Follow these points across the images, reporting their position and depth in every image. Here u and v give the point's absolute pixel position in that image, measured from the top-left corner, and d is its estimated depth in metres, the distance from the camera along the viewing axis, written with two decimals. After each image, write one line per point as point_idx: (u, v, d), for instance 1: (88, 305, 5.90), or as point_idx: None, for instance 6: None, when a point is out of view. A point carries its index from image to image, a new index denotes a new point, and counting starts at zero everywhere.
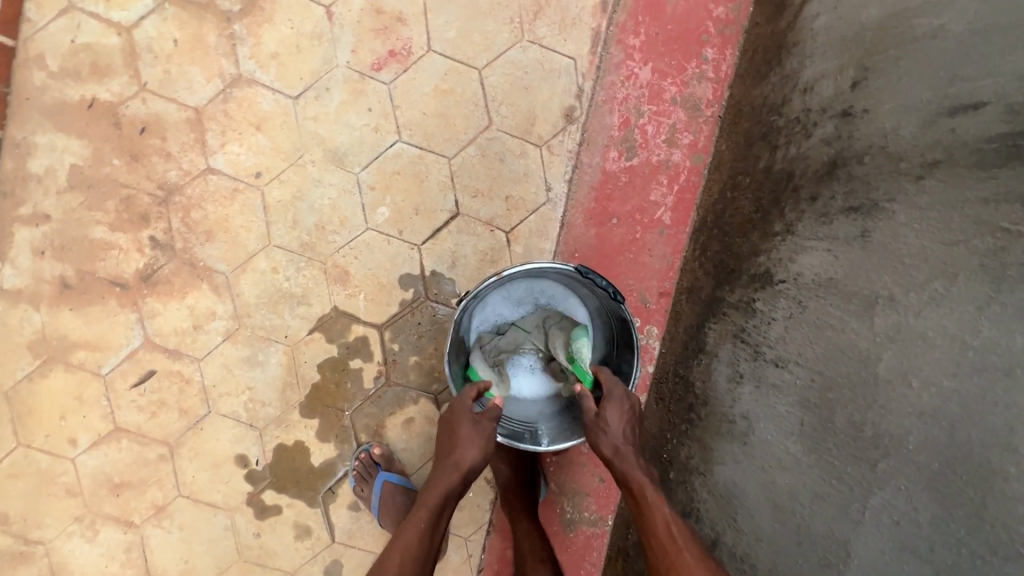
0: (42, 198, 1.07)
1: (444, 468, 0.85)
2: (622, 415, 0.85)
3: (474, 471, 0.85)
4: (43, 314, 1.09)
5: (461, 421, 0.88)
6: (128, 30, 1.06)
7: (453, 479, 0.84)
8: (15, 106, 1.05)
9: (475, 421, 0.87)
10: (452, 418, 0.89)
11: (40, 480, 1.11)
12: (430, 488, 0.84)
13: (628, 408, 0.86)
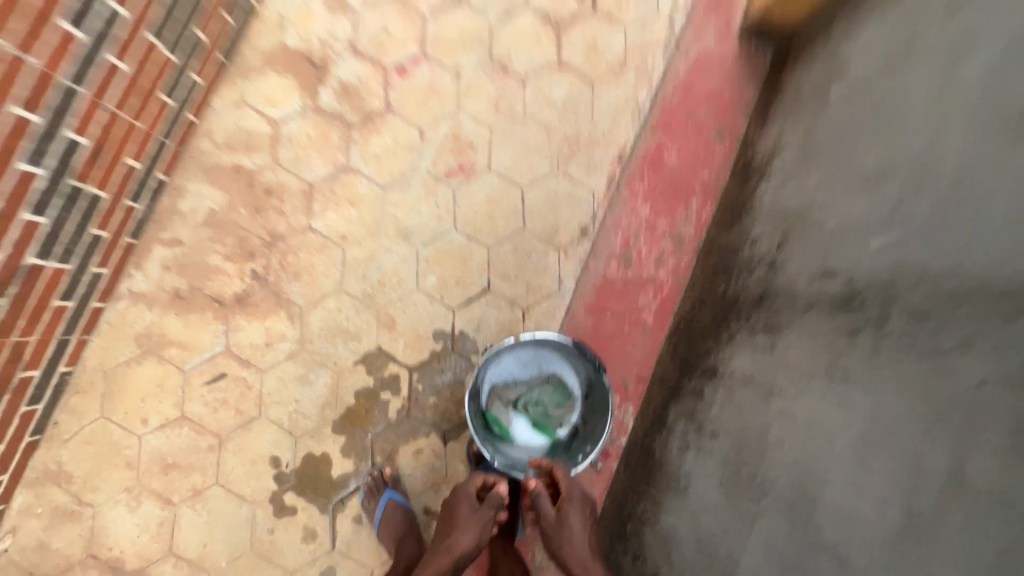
0: (181, 229, 1.41)
1: (439, 551, 1.14)
2: (579, 518, 1.13)
3: (464, 556, 1.13)
4: (154, 314, 1.38)
5: (462, 507, 1.18)
6: (277, 122, 1.46)
7: (444, 562, 1.12)
8: (182, 160, 1.43)
9: (472, 509, 1.17)
10: (456, 504, 1.19)
11: (108, 449, 1.34)
12: (426, 566, 1.14)
13: (583, 511, 1.14)
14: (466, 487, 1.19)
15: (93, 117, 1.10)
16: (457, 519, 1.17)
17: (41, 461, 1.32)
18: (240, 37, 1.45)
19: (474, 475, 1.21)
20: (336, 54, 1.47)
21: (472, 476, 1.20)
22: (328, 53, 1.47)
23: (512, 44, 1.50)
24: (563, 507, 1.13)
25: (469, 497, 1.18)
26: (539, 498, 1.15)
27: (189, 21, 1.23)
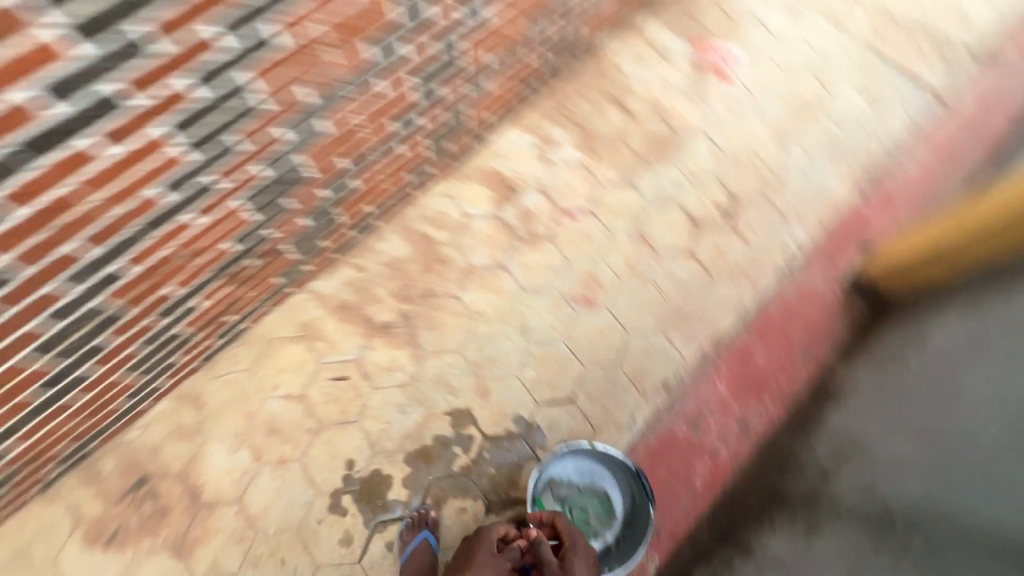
0: (369, 260, 1.81)
1: None
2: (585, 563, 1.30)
3: None
4: (321, 311, 1.75)
5: (483, 549, 1.33)
6: (469, 214, 1.89)
7: None
8: (395, 213, 1.84)
9: (489, 554, 1.32)
10: (474, 551, 1.33)
11: (239, 397, 1.66)
12: None
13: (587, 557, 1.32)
14: (488, 533, 1.36)
15: (370, 177, 1.59)
16: (478, 559, 1.31)
17: (191, 384, 1.66)
18: (472, 150, 1.93)
19: (495, 525, 1.38)
20: (530, 185, 1.93)
21: (495, 524, 1.38)
22: (524, 183, 1.93)
23: (659, 225, 1.90)
24: (569, 555, 1.30)
25: (491, 538, 1.35)
26: (540, 545, 1.31)
27: (449, 136, 1.75)
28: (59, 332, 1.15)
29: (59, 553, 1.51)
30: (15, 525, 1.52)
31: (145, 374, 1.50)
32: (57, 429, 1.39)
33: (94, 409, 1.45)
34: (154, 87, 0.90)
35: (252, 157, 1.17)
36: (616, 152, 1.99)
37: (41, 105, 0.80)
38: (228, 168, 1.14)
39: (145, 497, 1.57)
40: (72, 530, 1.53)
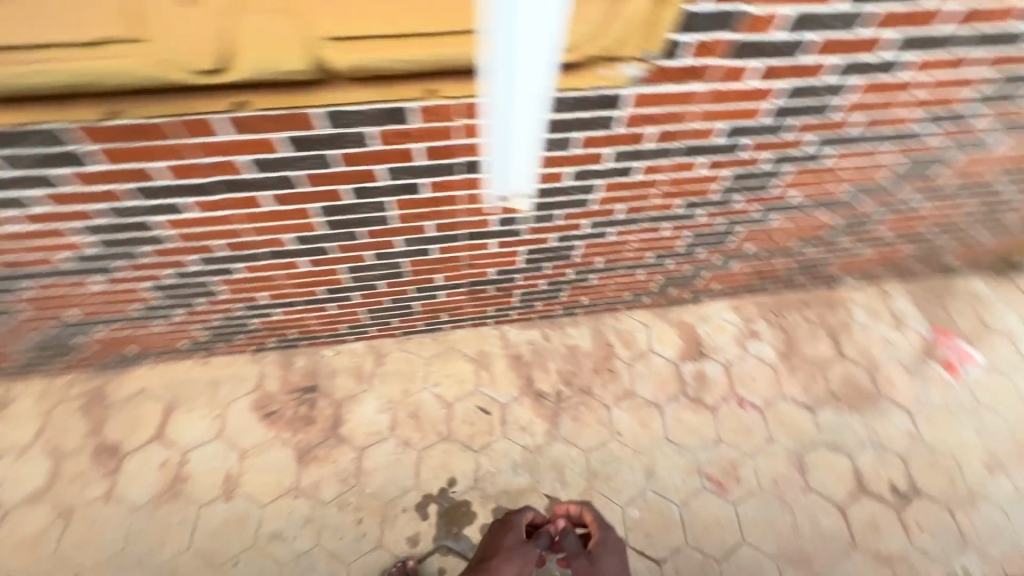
0: (556, 335, 2.06)
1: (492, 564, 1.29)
2: (615, 554, 1.34)
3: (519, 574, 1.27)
4: (500, 350, 2.02)
5: (513, 532, 1.38)
6: (653, 349, 2.07)
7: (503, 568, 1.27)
8: (596, 313, 2.10)
9: (516, 541, 1.35)
10: (501, 540, 1.37)
11: (408, 374, 1.96)
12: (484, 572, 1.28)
13: (617, 548, 1.36)
14: (518, 518, 1.41)
15: (606, 279, 1.87)
16: (508, 540, 1.35)
17: (384, 342, 2.01)
18: (684, 302, 2.14)
19: (526, 512, 1.44)
20: (717, 357, 2.06)
21: (526, 510, 1.43)
22: (714, 352, 2.07)
23: (821, 464, 1.87)
24: (599, 547, 1.35)
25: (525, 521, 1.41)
26: (569, 537, 1.38)
27: (678, 283, 1.99)
28: (369, 265, 1.53)
29: (232, 400, 1.87)
30: (223, 361, 1.93)
31: (371, 319, 1.85)
32: (300, 318, 1.77)
33: (327, 320, 1.82)
34: (552, 167, 1.26)
35: (556, 229, 1.51)
36: (811, 376, 2.04)
37: None
38: (538, 227, 1.49)
39: (305, 401, 1.88)
40: (249, 390, 1.89)
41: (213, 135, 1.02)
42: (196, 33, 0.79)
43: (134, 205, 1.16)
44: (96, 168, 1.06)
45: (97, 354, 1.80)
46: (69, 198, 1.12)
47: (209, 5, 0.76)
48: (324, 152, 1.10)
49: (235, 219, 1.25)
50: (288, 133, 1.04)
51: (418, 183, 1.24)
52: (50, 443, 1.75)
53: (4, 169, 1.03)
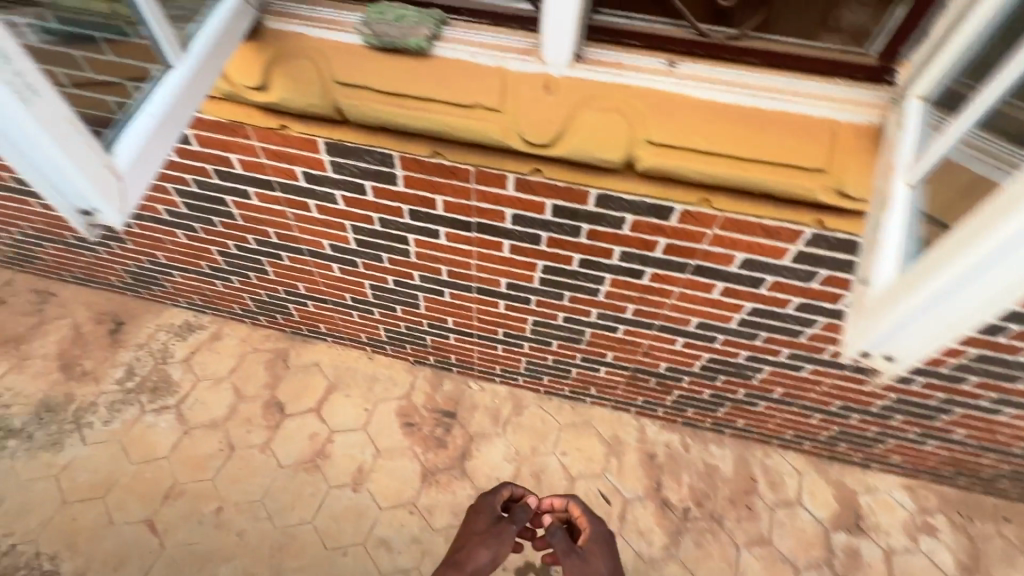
0: (697, 447, 1.95)
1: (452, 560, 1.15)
2: (606, 555, 1.17)
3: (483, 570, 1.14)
4: (635, 441, 1.95)
5: (483, 515, 1.25)
6: (803, 502, 1.85)
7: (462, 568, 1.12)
8: (746, 439, 1.95)
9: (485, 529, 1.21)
10: (469, 525, 1.23)
11: (540, 433, 1.96)
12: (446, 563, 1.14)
13: (608, 549, 1.18)
14: (489, 500, 1.28)
15: (775, 410, 1.73)
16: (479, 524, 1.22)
17: (526, 394, 2.03)
18: (850, 462, 1.91)
19: (500, 489, 1.30)
20: (878, 539, 1.80)
21: (499, 486, 1.30)
22: (874, 531, 1.81)
23: None
24: (586, 548, 1.18)
25: (501, 496, 1.29)
26: (556, 531, 1.20)
27: (853, 442, 1.79)
28: (555, 324, 1.59)
29: (382, 400, 2.00)
30: (384, 361, 2.09)
31: (526, 370, 1.90)
32: (467, 348, 1.87)
33: (488, 358, 1.90)
34: (780, 292, 1.24)
35: (752, 348, 1.46)
36: None
37: (734, 265, 1.20)
38: (733, 340, 1.45)
39: (442, 424, 1.96)
40: (398, 396, 2.02)
41: (498, 188, 1.16)
42: (542, 113, 0.93)
43: (403, 222, 1.35)
44: (395, 189, 1.25)
45: (293, 322, 2.05)
46: (360, 204, 1.33)
47: (564, 94, 0.93)
48: (579, 224, 1.20)
49: (471, 254, 1.39)
50: (559, 202, 1.16)
51: (643, 270, 1.29)
52: (236, 383, 2.01)
53: (333, 172, 1.25)
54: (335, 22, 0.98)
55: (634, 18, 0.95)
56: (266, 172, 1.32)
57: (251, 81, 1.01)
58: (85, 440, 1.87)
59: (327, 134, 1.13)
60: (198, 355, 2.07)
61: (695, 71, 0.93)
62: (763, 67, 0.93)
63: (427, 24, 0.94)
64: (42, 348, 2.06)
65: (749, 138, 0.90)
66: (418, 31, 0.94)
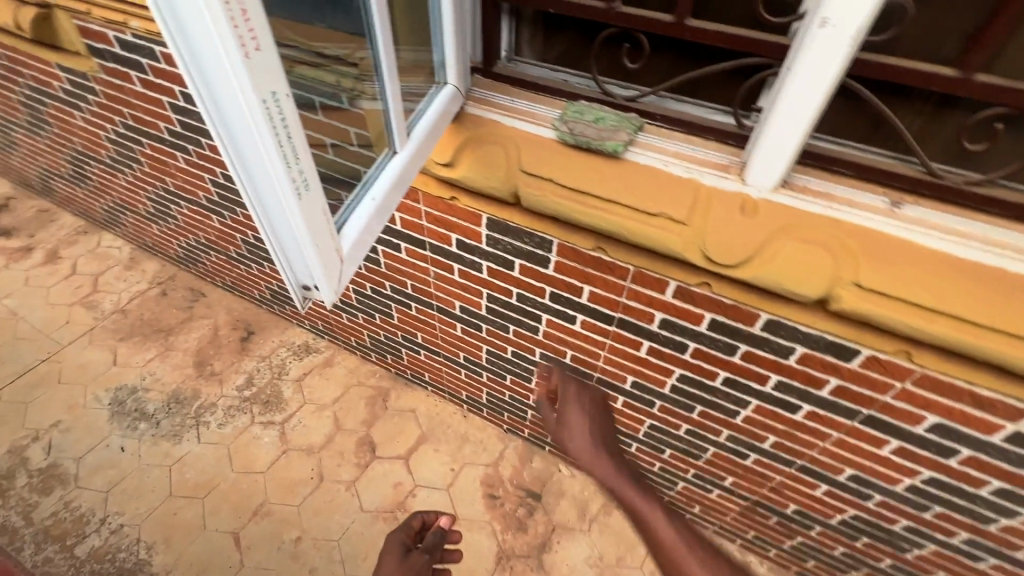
0: None
1: None
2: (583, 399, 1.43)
3: None
4: None
5: (394, 540, 1.30)
6: None
7: None
8: None
9: (405, 556, 1.26)
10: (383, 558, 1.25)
11: (628, 541, 1.79)
12: None
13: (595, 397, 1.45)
14: (402, 527, 1.34)
15: None
16: (392, 546, 1.28)
17: None
18: None
19: (409, 522, 1.36)
20: None
21: (409, 519, 1.36)
22: None
23: None
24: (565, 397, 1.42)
25: (413, 525, 1.35)
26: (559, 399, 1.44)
27: None
28: (675, 434, 1.46)
29: (469, 463, 1.95)
30: (478, 423, 2.05)
31: None
32: None
33: None
34: (974, 468, 1.04)
35: (915, 519, 1.23)
36: None
37: (921, 427, 1.02)
38: (892, 505, 1.23)
39: (526, 504, 1.86)
40: (486, 463, 1.95)
41: (653, 290, 1.10)
42: (736, 235, 0.87)
43: (541, 302, 1.32)
44: (545, 271, 1.23)
45: (400, 365, 2.09)
46: (503, 277, 1.33)
47: (764, 218, 0.87)
48: (737, 344, 1.09)
49: (603, 346, 1.33)
50: (719, 317, 1.06)
51: (800, 406, 1.14)
52: (337, 413, 2.07)
53: (487, 244, 1.27)
54: (530, 115, 1.04)
55: (850, 146, 0.88)
56: (421, 232, 1.37)
57: (442, 158, 1.06)
58: (200, 437, 2.01)
59: (493, 211, 1.15)
60: (309, 378, 2.17)
61: (921, 215, 0.83)
62: (1004, 220, 0.82)
63: (626, 129, 0.96)
64: (184, 343, 2.27)
65: (986, 302, 0.77)
66: (616, 135, 0.95)
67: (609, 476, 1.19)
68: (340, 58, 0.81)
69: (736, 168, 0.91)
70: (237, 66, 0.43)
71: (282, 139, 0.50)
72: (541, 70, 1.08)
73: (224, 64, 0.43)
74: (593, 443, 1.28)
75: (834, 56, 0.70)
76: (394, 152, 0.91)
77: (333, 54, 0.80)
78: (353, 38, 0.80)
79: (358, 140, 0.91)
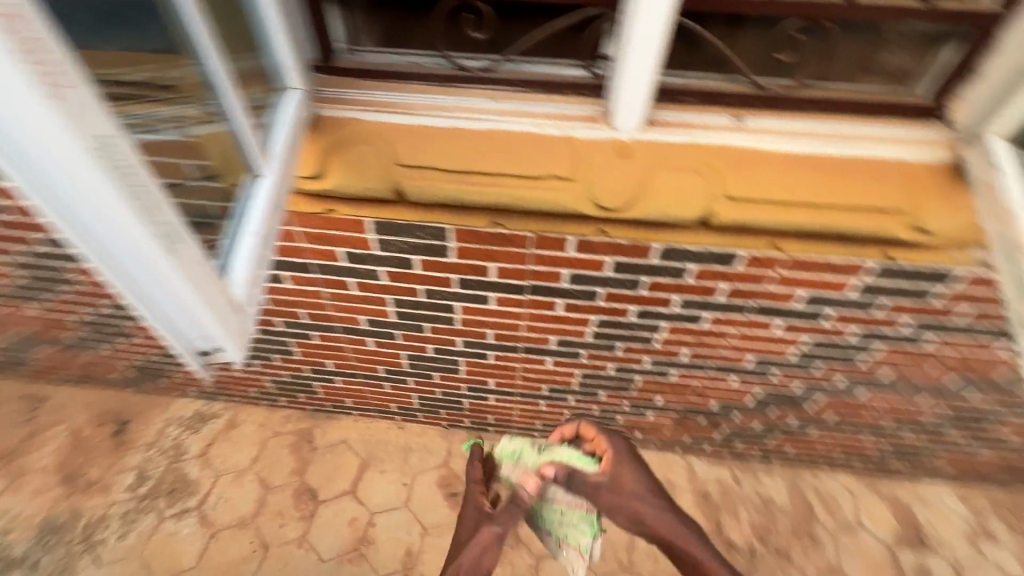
0: (750, 480, 1.87)
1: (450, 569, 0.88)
2: (641, 478, 0.90)
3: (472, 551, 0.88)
4: (685, 483, 1.86)
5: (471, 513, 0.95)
6: (864, 526, 1.79)
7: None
8: (796, 467, 1.89)
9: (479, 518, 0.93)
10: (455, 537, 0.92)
11: None
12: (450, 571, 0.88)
13: (631, 452, 0.93)
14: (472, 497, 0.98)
15: (827, 435, 1.70)
16: (466, 525, 0.92)
17: None
18: (899, 475, 1.87)
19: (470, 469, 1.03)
20: (943, 553, 1.74)
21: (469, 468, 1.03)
22: (938, 546, 1.76)
23: None
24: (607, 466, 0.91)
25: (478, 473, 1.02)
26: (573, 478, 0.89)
27: (904, 456, 1.76)
28: (606, 375, 1.55)
29: (419, 472, 1.90)
30: (416, 429, 1.99)
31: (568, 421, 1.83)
32: (506, 408, 1.80)
33: (528, 414, 1.82)
34: (839, 322, 1.25)
35: (807, 378, 1.45)
36: None
37: (797, 302, 1.20)
38: (788, 373, 1.44)
39: None
40: (436, 466, 1.91)
41: (554, 250, 1.13)
42: (619, 178, 0.94)
43: (451, 292, 1.30)
44: (446, 260, 1.20)
45: (315, 400, 1.93)
46: (406, 278, 1.27)
47: (639, 159, 0.93)
48: (639, 277, 1.17)
49: (521, 316, 1.35)
50: (620, 258, 1.13)
51: (702, 315, 1.27)
52: (261, 474, 1.87)
53: (380, 249, 1.20)
54: (391, 105, 0.98)
55: (691, 76, 0.96)
56: (303, 255, 1.25)
57: (307, 170, 0.97)
58: (100, 559, 1.72)
59: (376, 213, 1.09)
60: (215, 448, 1.92)
61: (761, 126, 0.95)
62: (821, 114, 0.96)
63: (574, 521, 0.91)
64: (40, 461, 1.87)
65: (820, 185, 0.93)
66: (563, 524, 0.91)
67: (701, 554, 0.87)
68: (150, 83, 0.69)
69: (602, 117, 0.95)
70: (44, 115, 0.44)
71: (117, 179, 0.51)
72: (385, 57, 1.02)
73: (27, 111, 0.43)
74: (663, 497, 0.90)
75: (657, 17, 0.77)
76: (258, 176, 0.83)
77: (141, 79, 0.67)
78: (156, 58, 0.71)
79: (200, 172, 0.77)
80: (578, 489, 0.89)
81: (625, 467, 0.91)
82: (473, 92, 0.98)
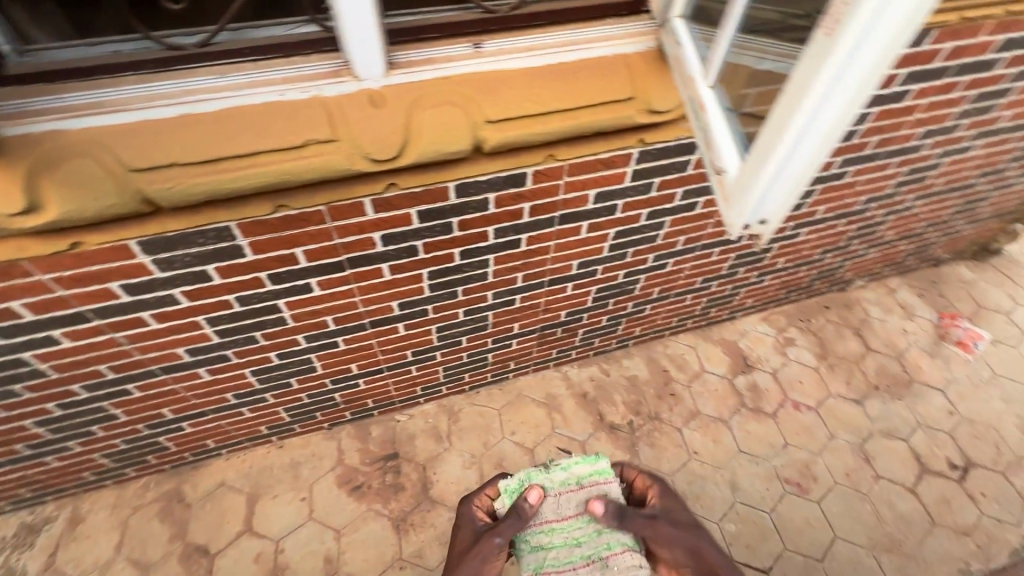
0: (613, 368, 2.12)
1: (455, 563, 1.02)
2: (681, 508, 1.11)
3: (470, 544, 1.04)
4: (565, 392, 2.05)
5: (465, 531, 1.08)
6: (706, 370, 2.14)
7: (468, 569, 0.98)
8: (645, 343, 2.18)
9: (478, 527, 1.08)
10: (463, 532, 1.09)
11: (484, 427, 1.95)
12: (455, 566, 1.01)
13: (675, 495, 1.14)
14: (467, 510, 1.12)
15: (659, 308, 1.97)
16: (464, 540, 1.06)
17: (455, 400, 2.02)
18: (720, 320, 2.26)
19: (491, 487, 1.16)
20: (764, 367, 2.17)
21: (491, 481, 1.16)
22: (759, 363, 2.18)
23: (881, 451, 1.99)
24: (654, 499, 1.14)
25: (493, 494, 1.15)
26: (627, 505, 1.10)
27: (719, 303, 2.11)
28: (458, 321, 1.60)
29: (314, 481, 1.82)
30: (299, 442, 1.89)
31: (444, 377, 1.87)
32: (380, 387, 1.78)
33: (404, 385, 1.83)
34: (630, 210, 1.42)
35: (626, 266, 1.65)
36: (850, 371, 2.17)
37: (590, 202, 1.33)
38: (610, 266, 1.63)
39: (390, 469, 1.85)
40: (330, 468, 1.85)
41: (353, 218, 1.11)
42: (381, 128, 0.94)
43: (267, 291, 1.21)
44: (244, 260, 1.11)
45: (171, 456, 1.73)
46: (209, 292, 1.16)
47: (393, 104, 0.95)
48: (448, 220, 1.20)
49: (352, 292, 1.32)
50: (421, 208, 1.14)
51: (519, 238, 1.35)
52: (132, 556, 1.65)
53: (162, 270, 1.07)
54: (102, 105, 0.85)
55: (423, 13, 0.98)
56: (72, 305, 1.07)
57: (17, 206, 0.82)
58: None
59: (139, 232, 0.97)
60: (63, 553, 1.64)
61: (499, 47, 1.00)
62: (549, 25, 1.03)
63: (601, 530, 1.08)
64: None
65: (563, 93, 1.03)
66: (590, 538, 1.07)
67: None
68: None
69: (344, 69, 0.93)
70: None
71: None
72: (76, 51, 0.86)
73: None
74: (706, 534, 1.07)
75: None
76: None
77: None
78: None
79: None
80: (631, 521, 1.05)
81: (671, 501, 1.12)
82: (196, 71, 0.89)
